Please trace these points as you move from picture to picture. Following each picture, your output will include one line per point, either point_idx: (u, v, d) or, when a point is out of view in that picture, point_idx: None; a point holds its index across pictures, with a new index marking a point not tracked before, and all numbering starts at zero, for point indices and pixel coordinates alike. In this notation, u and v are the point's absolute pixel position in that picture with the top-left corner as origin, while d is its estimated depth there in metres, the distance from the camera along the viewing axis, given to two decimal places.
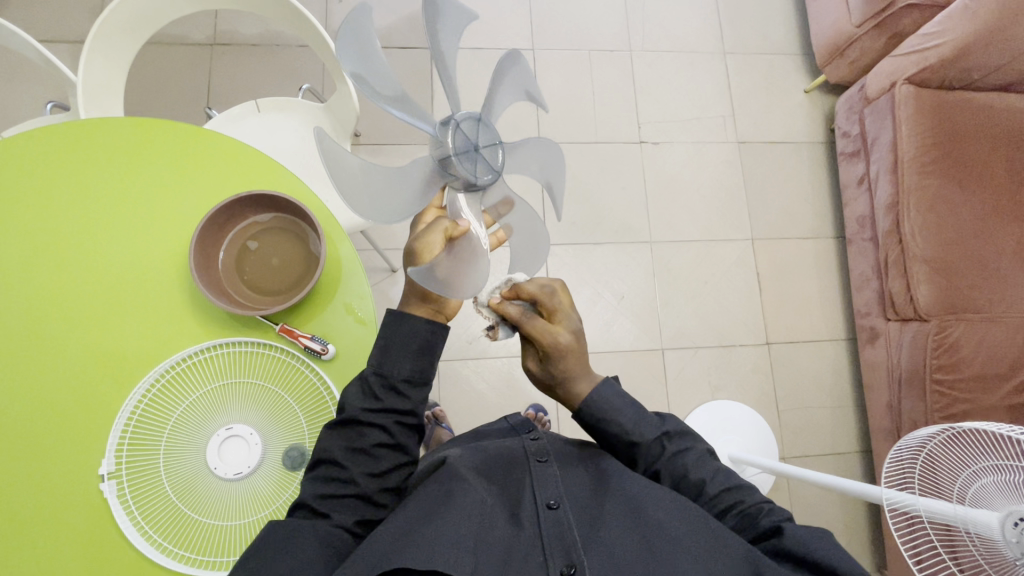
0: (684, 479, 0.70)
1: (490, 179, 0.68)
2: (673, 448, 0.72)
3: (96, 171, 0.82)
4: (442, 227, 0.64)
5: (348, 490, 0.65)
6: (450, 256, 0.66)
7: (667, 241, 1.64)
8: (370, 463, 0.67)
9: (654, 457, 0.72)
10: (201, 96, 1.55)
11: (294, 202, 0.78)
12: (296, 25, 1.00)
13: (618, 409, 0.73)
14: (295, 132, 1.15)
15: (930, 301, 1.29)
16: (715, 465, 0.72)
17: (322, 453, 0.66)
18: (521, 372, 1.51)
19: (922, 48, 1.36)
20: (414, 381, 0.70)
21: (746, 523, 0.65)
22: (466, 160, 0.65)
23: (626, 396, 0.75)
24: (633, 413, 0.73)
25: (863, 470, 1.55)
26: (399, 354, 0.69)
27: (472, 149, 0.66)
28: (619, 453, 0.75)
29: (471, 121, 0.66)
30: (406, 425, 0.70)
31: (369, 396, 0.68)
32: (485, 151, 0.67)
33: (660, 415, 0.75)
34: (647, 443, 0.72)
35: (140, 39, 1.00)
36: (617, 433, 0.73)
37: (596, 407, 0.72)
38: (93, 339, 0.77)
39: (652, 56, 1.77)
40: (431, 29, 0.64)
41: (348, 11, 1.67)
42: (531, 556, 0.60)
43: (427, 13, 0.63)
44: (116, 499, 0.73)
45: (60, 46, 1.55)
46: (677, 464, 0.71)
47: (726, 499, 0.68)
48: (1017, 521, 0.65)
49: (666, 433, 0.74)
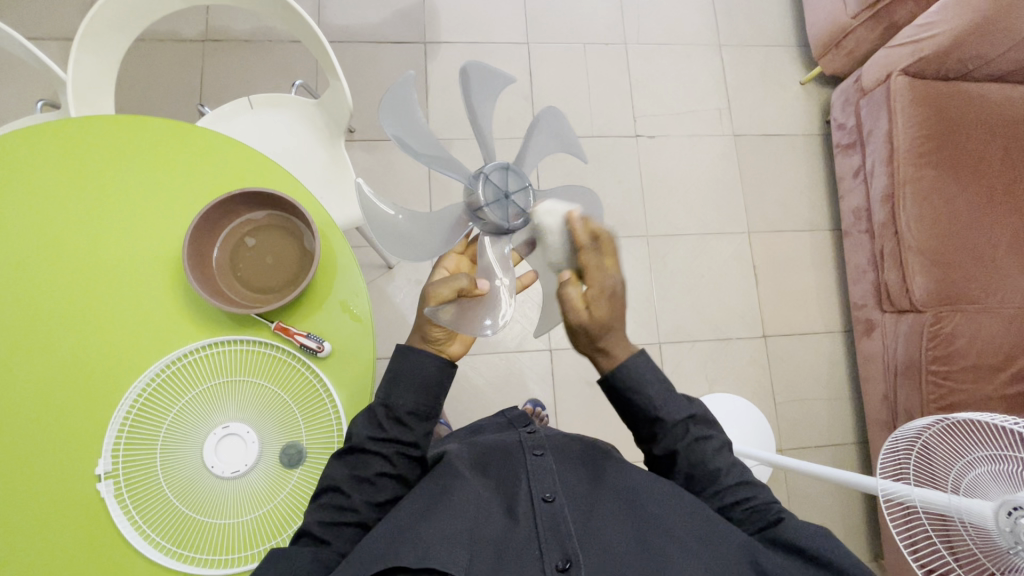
0: (701, 467, 0.68)
1: (492, 215, 0.71)
2: (697, 433, 0.69)
3: (87, 171, 0.81)
4: (456, 283, 0.66)
5: (348, 518, 0.65)
6: (459, 309, 0.69)
7: (664, 235, 1.64)
8: (372, 492, 0.67)
9: (678, 439, 0.68)
10: (192, 93, 1.54)
11: (283, 197, 0.78)
12: (289, 21, 0.99)
13: (649, 382, 0.67)
14: (288, 129, 1.14)
15: (925, 292, 1.29)
16: (730, 456, 0.71)
17: (325, 481, 0.67)
18: (520, 367, 1.51)
19: (918, 39, 1.35)
20: (419, 414, 0.69)
21: (754, 518, 0.66)
22: (490, 192, 0.72)
23: (657, 370, 0.68)
24: (664, 391, 0.68)
25: (860, 461, 1.56)
26: (404, 387, 0.69)
27: (500, 191, 0.72)
28: (639, 427, 0.70)
29: (521, 181, 0.74)
30: (409, 458, 0.70)
31: (374, 426, 0.68)
32: (513, 204, 0.72)
33: (688, 396, 0.72)
34: (673, 423, 0.68)
35: (130, 36, 0.99)
36: (645, 407, 0.68)
37: (627, 374, 0.66)
38: (85, 340, 0.77)
39: (647, 49, 1.76)
40: (539, 128, 0.81)
41: (341, 6, 1.66)
42: (525, 551, 0.60)
43: (533, 118, 0.81)
44: (115, 501, 0.73)
45: (48, 44, 1.53)
46: (696, 450, 0.69)
47: (737, 492, 0.67)
48: (1011, 510, 0.65)
49: (692, 417, 0.70)
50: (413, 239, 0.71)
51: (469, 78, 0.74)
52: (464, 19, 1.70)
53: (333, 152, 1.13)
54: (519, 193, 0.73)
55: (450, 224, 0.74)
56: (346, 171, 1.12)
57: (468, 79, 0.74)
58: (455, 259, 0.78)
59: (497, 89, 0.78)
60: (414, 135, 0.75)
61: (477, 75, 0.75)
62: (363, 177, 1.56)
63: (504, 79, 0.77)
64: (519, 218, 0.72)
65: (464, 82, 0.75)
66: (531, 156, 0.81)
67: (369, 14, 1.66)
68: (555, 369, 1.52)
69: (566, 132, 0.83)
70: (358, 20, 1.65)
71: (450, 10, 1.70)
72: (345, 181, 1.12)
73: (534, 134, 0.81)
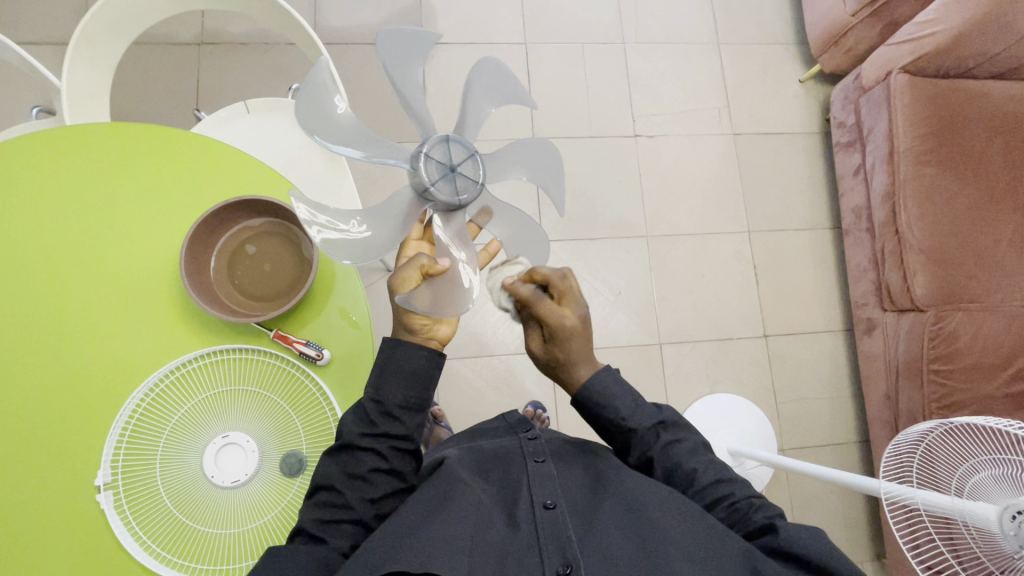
0: (677, 470, 0.71)
1: (443, 193, 0.69)
2: (668, 438, 0.73)
3: (83, 179, 0.81)
4: (419, 263, 0.69)
5: (345, 516, 0.65)
6: (432, 288, 0.70)
7: (664, 236, 1.63)
8: (367, 489, 0.66)
9: (649, 445, 0.72)
10: (189, 97, 1.53)
11: (279, 203, 0.77)
12: (285, 25, 0.99)
13: (615, 395, 0.74)
14: (285, 133, 1.13)
15: (926, 291, 1.29)
16: (707, 458, 0.73)
17: (320, 479, 0.66)
18: (521, 369, 1.51)
19: (917, 37, 1.34)
20: (410, 405, 0.69)
21: (735, 517, 0.66)
22: (434, 168, 0.69)
23: (620, 384, 0.75)
24: (629, 401, 0.74)
25: (861, 459, 1.56)
26: (394, 377, 0.69)
27: (444, 166, 0.69)
28: (614, 441, 0.76)
29: (467, 148, 0.71)
30: (403, 451, 0.69)
31: (365, 422, 0.68)
32: (461, 176, 0.70)
33: (656, 405, 0.76)
34: (642, 430, 0.73)
35: (126, 42, 0.98)
36: (612, 419, 0.74)
37: (592, 391, 0.74)
38: (84, 350, 0.76)
39: (646, 49, 1.75)
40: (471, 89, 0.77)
41: (337, 7, 1.65)
42: (525, 558, 0.59)
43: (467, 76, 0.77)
44: (115, 512, 0.72)
45: (44, 49, 1.52)
46: (671, 453, 0.72)
47: (718, 491, 0.68)
48: (1015, 514, 0.65)
49: (662, 423, 0.74)
50: (358, 231, 0.70)
51: (387, 45, 0.71)
52: (461, 20, 1.69)
53: (331, 156, 1.11)
54: (464, 163, 0.70)
55: (401, 211, 0.72)
56: (345, 176, 1.10)
57: (386, 50, 0.71)
58: (416, 245, 0.76)
59: (419, 53, 0.74)
60: (329, 128, 0.72)
61: (392, 43, 0.71)
62: (362, 180, 1.55)
63: (422, 39, 0.73)
64: (469, 191, 0.70)
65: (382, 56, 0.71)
66: (472, 120, 0.79)
67: (366, 16, 1.65)
68: None
69: (503, 82, 0.80)
70: (354, 22, 1.64)
71: (447, 11, 1.69)
72: (343, 185, 1.10)
73: (470, 95, 0.78)
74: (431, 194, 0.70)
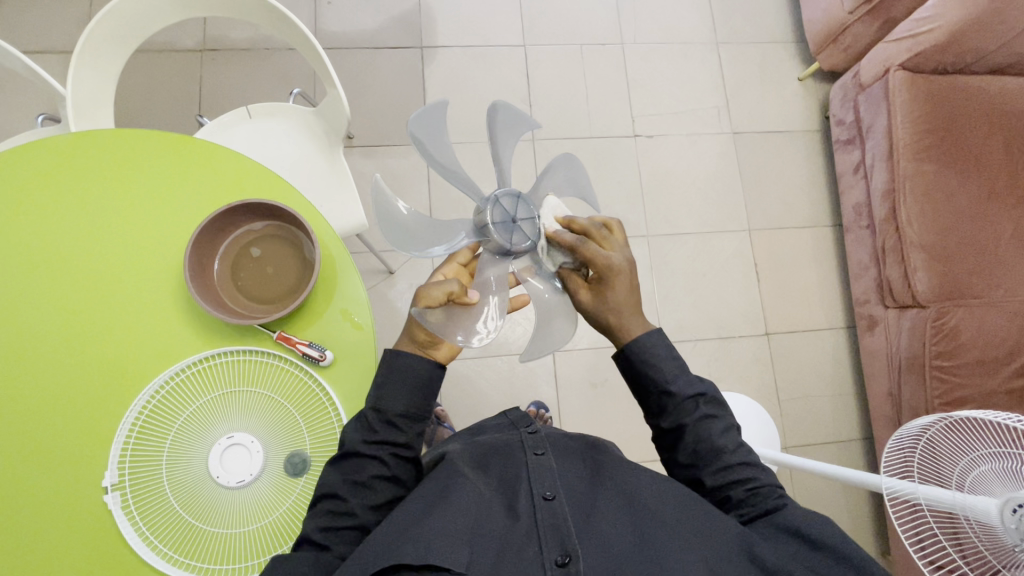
0: (707, 444, 0.69)
1: (501, 238, 0.73)
2: (704, 411, 0.71)
3: (89, 185, 0.82)
4: (449, 287, 0.67)
5: (348, 522, 0.65)
6: (449, 313, 0.70)
7: (665, 235, 1.64)
8: (368, 495, 0.68)
9: (685, 413, 0.71)
10: (191, 103, 1.55)
11: (283, 208, 0.79)
12: (284, 30, 1.00)
13: (661, 358, 0.72)
14: (286, 138, 1.14)
15: (928, 288, 1.29)
16: (737, 438, 0.72)
17: (324, 488, 0.67)
18: (523, 369, 1.51)
19: (915, 33, 1.34)
20: (410, 416, 0.70)
21: (755, 500, 0.66)
22: (499, 214, 0.73)
23: (666, 346, 0.73)
24: (673, 365, 0.72)
25: (865, 457, 1.56)
26: (396, 388, 0.70)
27: (509, 216, 0.74)
28: (649, 402, 0.74)
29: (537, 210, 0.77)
30: (402, 458, 0.70)
31: (366, 430, 0.69)
32: (521, 230, 0.74)
33: (699, 376, 0.74)
34: (681, 397, 0.71)
35: (128, 49, 0.99)
36: (655, 380, 0.72)
37: (641, 348, 0.72)
38: (89, 353, 0.77)
39: (644, 49, 1.76)
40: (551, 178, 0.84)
41: (337, 13, 1.66)
42: (525, 549, 0.60)
43: (551, 161, 0.85)
44: (122, 512, 0.73)
45: (49, 57, 1.54)
46: (703, 427, 0.70)
47: (742, 473, 0.68)
48: (1016, 507, 0.65)
49: (702, 395, 0.72)
50: (403, 230, 0.73)
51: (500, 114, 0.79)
52: (460, 24, 1.70)
53: (332, 160, 1.13)
54: (528, 221, 0.75)
55: (454, 238, 0.76)
56: (346, 179, 1.12)
57: (496, 117, 0.79)
58: (455, 269, 0.77)
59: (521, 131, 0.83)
60: (440, 142, 0.78)
61: (504, 116, 0.79)
62: (363, 182, 1.56)
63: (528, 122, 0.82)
64: (523, 246, 0.73)
65: (494, 119, 0.79)
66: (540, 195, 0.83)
67: (365, 21, 1.66)
68: (558, 373, 1.52)
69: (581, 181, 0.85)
70: (354, 26, 1.66)
71: (446, 16, 1.70)
72: (345, 188, 1.12)
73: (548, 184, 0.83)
74: (487, 233, 0.74)
